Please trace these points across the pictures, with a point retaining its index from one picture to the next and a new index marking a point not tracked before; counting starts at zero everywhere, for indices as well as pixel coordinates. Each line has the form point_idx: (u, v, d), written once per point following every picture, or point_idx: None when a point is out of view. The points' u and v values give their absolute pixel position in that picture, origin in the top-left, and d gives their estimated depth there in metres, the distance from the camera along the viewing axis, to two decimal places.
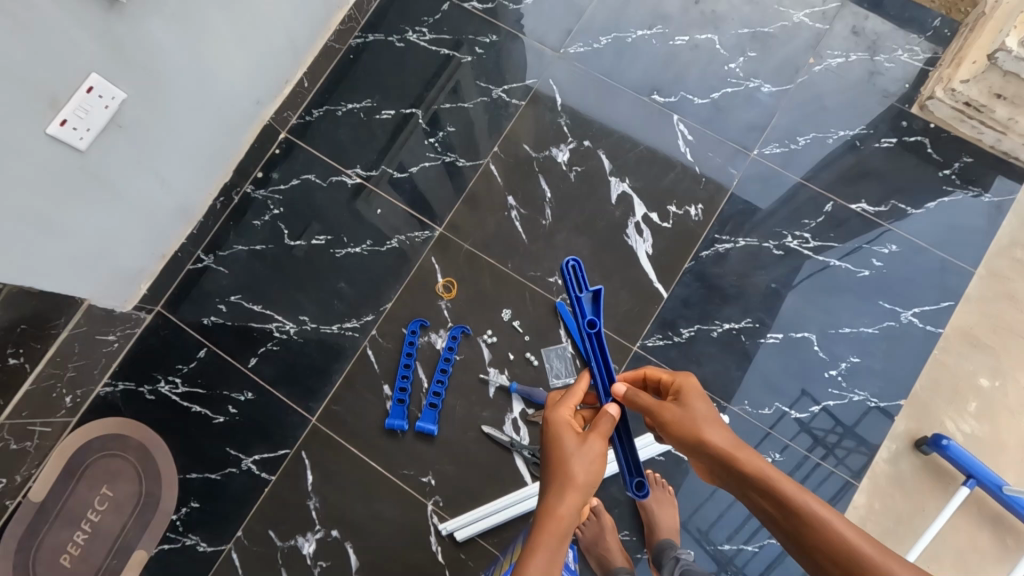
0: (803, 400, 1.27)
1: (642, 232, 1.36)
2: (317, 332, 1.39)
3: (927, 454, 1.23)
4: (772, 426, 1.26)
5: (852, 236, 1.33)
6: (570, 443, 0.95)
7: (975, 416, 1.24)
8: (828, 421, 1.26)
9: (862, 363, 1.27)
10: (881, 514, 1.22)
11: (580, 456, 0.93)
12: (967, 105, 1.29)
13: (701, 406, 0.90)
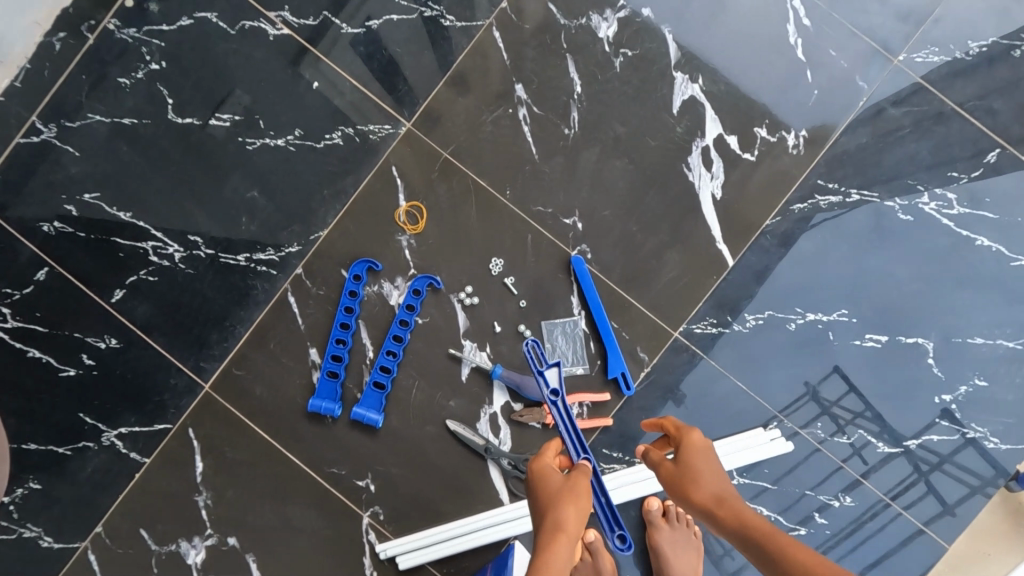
0: (832, 379, 0.90)
1: (710, 164, 0.91)
2: (214, 262, 0.95)
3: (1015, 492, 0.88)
4: (847, 460, 0.90)
5: (1016, 205, 0.90)
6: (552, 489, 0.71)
7: None
8: (857, 405, 0.90)
9: (991, 387, 0.89)
10: (931, 554, 0.88)
11: (566, 506, 0.69)
12: None
13: (705, 462, 0.71)
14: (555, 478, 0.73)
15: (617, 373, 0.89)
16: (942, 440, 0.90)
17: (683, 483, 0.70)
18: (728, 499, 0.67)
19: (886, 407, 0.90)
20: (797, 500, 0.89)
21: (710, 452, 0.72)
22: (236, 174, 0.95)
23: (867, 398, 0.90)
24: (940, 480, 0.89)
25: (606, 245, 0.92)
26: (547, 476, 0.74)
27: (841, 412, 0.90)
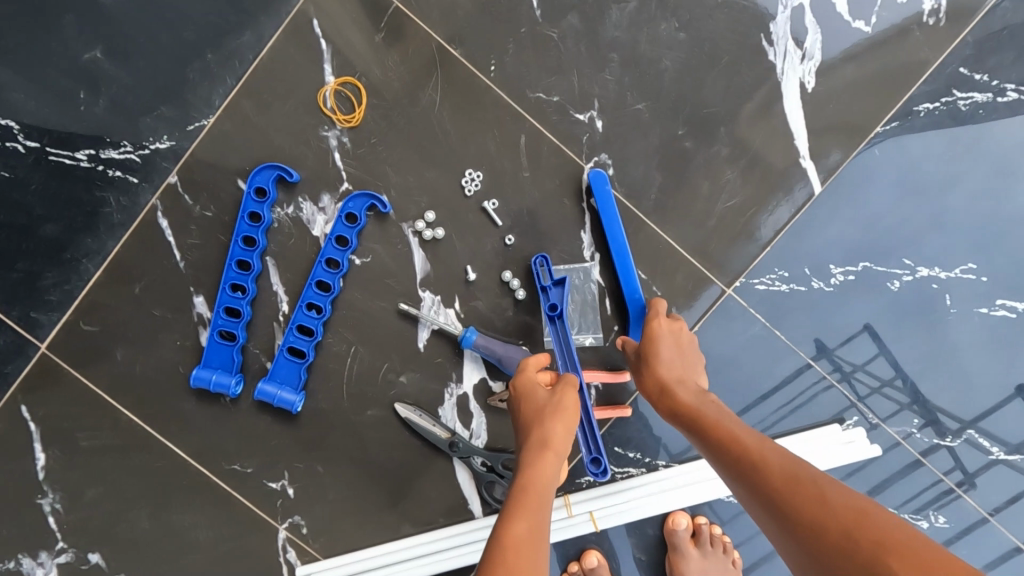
0: (860, 338, 0.63)
1: (801, 36, 0.60)
2: (41, 160, 0.62)
3: None
4: (952, 476, 0.64)
5: None
6: (536, 398, 0.51)
7: None
8: (886, 370, 0.64)
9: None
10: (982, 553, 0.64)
11: (555, 412, 0.49)
12: None
13: (666, 346, 0.55)
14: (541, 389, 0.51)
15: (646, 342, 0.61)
16: (1012, 425, 0.64)
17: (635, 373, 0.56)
18: (676, 382, 0.52)
19: (919, 369, 0.64)
20: None
21: (677, 335, 0.56)
22: (71, 23, 0.61)
23: (898, 361, 0.64)
24: (1008, 473, 0.64)
25: (637, 157, 0.62)
26: (530, 384, 0.52)
27: (864, 380, 0.64)
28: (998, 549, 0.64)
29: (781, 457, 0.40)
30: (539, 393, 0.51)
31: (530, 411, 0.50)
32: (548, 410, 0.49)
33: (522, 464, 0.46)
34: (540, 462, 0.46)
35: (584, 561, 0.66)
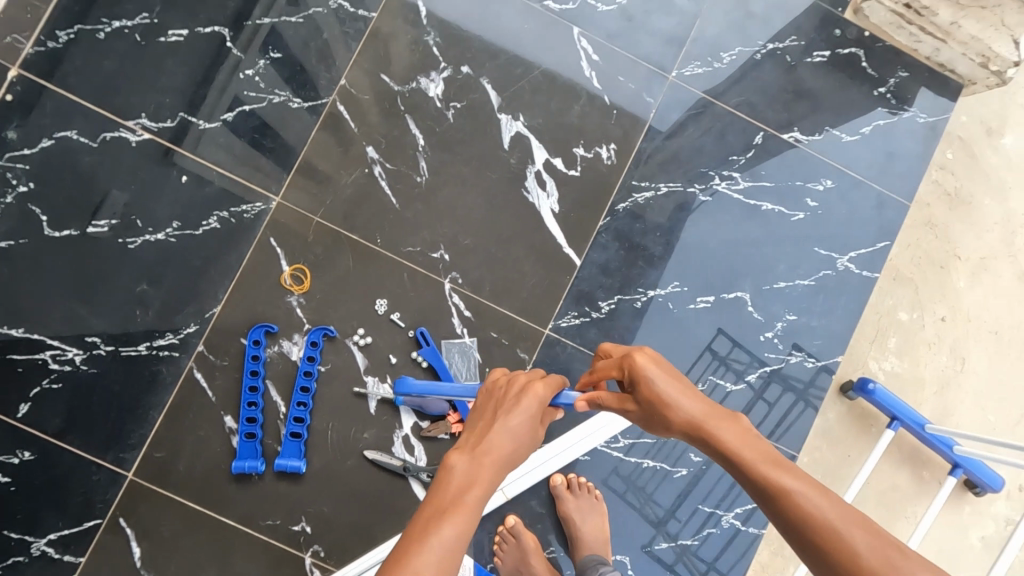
0: (720, 338, 1.09)
1: (544, 184, 1.08)
2: (116, 357, 1.00)
3: (852, 398, 1.10)
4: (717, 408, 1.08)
5: (785, 172, 1.12)
6: (516, 423, 0.75)
7: (896, 352, 1.13)
8: (743, 356, 1.09)
9: (910, 321, 1.13)
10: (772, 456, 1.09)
11: (517, 439, 0.75)
12: (907, 7, 1.08)
13: (682, 396, 0.76)
14: (517, 419, 0.75)
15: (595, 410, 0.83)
16: (747, 364, 1.09)
17: (657, 410, 0.76)
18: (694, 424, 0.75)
19: (762, 352, 1.10)
20: (674, 448, 1.09)
21: (681, 383, 0.77)
22: (123, 272, 1.02)
23: (749, 348, 1.09)
24: (740, 396, 1.08)
25: (473, 269, 1.06)
26: (520, 407, 0.76)
27: (735, 362, 1.09)
28: None
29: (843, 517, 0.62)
30: (520, 420, 0.75)
31: (502, 428, 0.74)
32: (518, 436, 0.75)
33: (477, 462, 0.71)
34: (494, 466, 0.71)
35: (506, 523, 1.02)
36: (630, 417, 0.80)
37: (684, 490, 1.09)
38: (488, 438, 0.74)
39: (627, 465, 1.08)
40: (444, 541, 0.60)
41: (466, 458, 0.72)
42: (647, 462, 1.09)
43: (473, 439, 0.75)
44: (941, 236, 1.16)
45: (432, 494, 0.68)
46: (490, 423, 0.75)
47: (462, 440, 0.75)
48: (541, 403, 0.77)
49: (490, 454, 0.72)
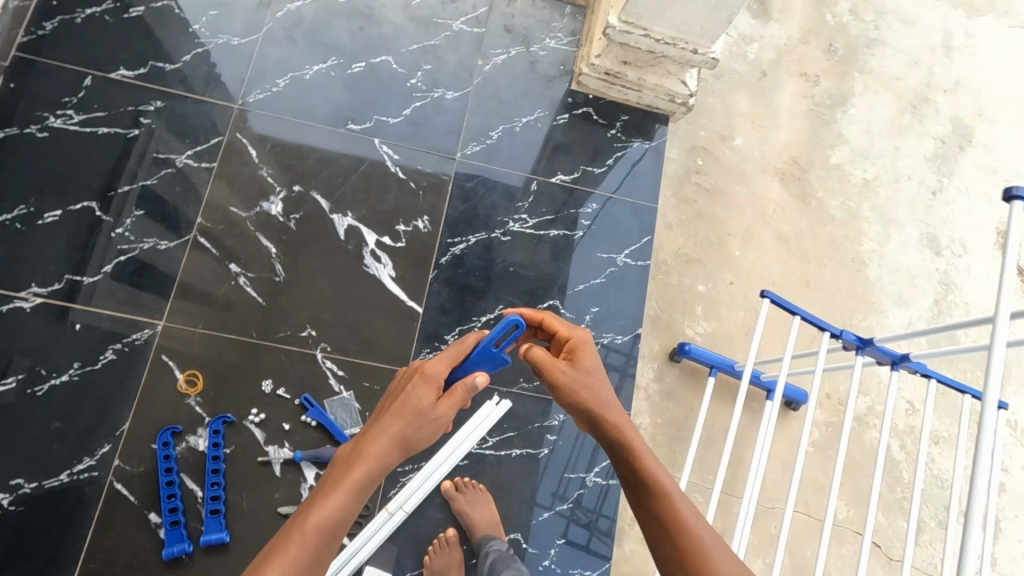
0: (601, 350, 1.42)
1: (379, 258, 1.38)
2: (41, 490, 1.16)
3: (679, 360, 1.44)
4: None
5: (560, 205, 1.48)
6: (416, 399, 0.86)
7: (704, 317, 1.50)
8: (620, 358, 1.42)
9: (706, 291, 1.51)
10: None
11: (421, 414, 0.85)
12: (607, 74, 1.50)
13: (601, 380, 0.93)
14: (420, 401, 0.86)
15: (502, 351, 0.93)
16: None
17: (582, 383, 0.92)
18: (610, 402, 0.91)
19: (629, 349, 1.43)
20: (535, 434, 1.36)
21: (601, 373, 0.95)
22: (35, 416, 1.19)
23: (623, 350, 1.43)
24: None
25: (339, 336, 1.32)
26: (420, 385, 0.88)
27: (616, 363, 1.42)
28: None
29: (704, 529, 0.77)
30: (421, 399, 0.86)
31: (407, 408, 0.85)
32: (418, 411, 0.85)
33: (369, 442, 0.81)
34: (385, 444, 0.81)
35: (444, 533, 1.24)
36: (557, 374, 0.93)
37: (552, 464, 1.35)
38: (386, 419, 0.84)
39: (500, 458, 1.33)
40: (308, 530, 0.71)
41: (367, 440, 0.82)
42: (517, 450, 1.35)
43: (380, 417, 0.85)
44: (688, 223, 1.55)
45: (327, 477, 0.80)
46: (393, 406, 0.86)
47: (366, 424, 0.86)
48: (438, 380, 0.89)
49: (386, 434, 0.82)
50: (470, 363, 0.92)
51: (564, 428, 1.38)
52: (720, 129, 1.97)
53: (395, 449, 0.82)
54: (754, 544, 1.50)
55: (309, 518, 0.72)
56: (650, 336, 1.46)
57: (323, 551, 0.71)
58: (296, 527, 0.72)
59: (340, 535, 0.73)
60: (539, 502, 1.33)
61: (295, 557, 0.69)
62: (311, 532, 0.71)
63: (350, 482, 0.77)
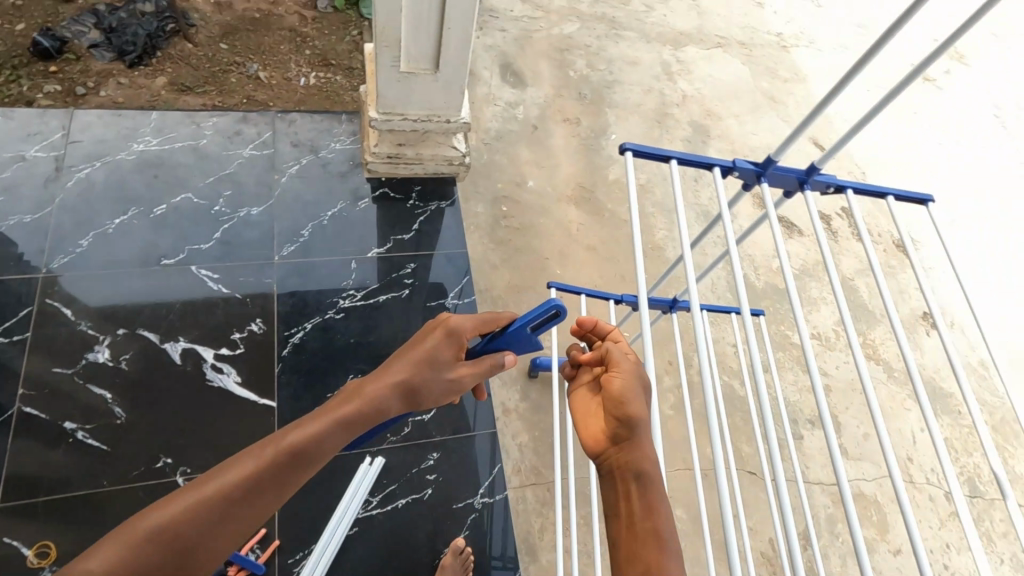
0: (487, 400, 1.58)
1: (222, 369, 1.44)
2: None
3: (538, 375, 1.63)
4: (428, 435, 1.50)
5: (383, 273, 1.66)
6: (437, 349, 0.85)
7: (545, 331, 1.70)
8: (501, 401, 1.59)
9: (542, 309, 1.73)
10: (483, 440, 1.53)
11: (435, 367, 0.85)
12: (389, 158, 1.75)
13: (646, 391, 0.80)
14: (441, 355, 0.85)
15: (534, 333, 0.89)
16: None
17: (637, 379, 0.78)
18: (648, 426, 0.76)
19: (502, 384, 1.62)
20: (414, 479, 1.45)
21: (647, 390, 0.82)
22: None
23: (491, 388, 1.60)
24: (437, 419, 1.53)
25: (196, 455, 1.34)
26: (446, 338, 0.86)
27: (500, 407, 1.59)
28: (469, 441, 1.52)
29: None
30: (440, 352, 0.85)
31: (428, 351, 0.85)
32: (434, 363, 0.84)
33: (380, 374, 0.82)
34: (388, 385, 0.80)
35: None
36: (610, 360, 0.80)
37: (438, 501, 1.44)
38: (407, 358, 0.84)
39: (388, 514, 1.40)
40: (284, 443, 0.70)
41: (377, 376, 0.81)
42: (402, 500, 1.42)
43: (403, 351, 0.86)
44: (499, 257, 1.79)
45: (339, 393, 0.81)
46: (419, 347, 0.85)
47: (387, 360, 0.85)
48: (461, 340, 0.87)
49: (395, 376, 0.81)
50: (503, 334, 0.90)
51: (440, 464, 1.48)
52: (514, 178, 2.29)
53: (396, 392, 0.81)
54: None
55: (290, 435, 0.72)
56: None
57: (290, 471, 0.69)
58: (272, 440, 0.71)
59: (312, 464, 0.72)
60: (435, 541, 1.39)
61: (260, 469, 0.68)
62: (284, 449, 0.70)
63: (341, 413, 0.76)
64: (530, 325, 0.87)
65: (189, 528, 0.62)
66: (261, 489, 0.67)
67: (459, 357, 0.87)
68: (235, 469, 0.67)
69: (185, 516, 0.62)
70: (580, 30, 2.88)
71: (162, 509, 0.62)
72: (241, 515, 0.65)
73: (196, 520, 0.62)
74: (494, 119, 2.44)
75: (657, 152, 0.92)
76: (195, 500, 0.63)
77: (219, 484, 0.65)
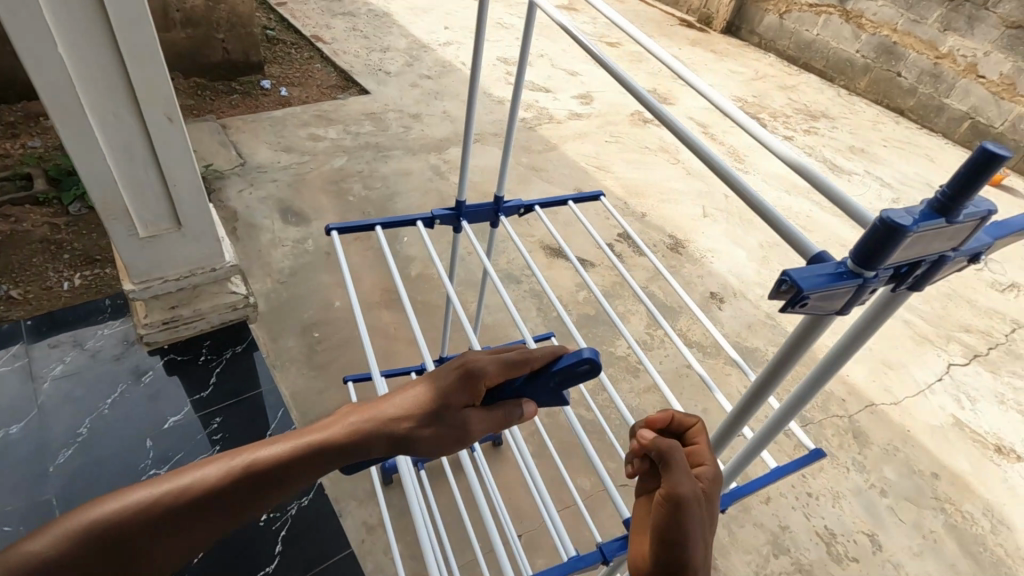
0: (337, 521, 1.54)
1: None
2: None
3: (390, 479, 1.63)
4: None
5: (187, 437, 1.58)
6: (453, 388, 0.69)
7: None
8: (350, 517, 1.55)
9: None
10: (341, 561, 1.46)
11: (445, 405, 0.68)
12: (165, 323, 1.70)
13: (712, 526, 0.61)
14: (452, 393, 0.69)
15: (571, 377, 0.69)
16: (267, 545, 1.46)
17: (703, 521, 0.59)
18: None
19: (345, 500, 1.58)
20: None
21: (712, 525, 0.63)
22: None
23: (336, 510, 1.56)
24: (285, 563, 1.44)
25: None
26: (472, 368, 0.69)
27: (351, 522, 1.54)
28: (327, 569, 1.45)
29: None
30: (453, 385, 0.69)
31: (441, 384, 0.69)
32: (437, 412, 0.68)
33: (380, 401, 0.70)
34: (380, 419, 0.67)
35: None
36: (684, 490, 0.59)
37: None
38: (422, 387, 0.70)
39: None
40: (252, 456, 0.62)
41: (375, 408, 0.69)
42: None
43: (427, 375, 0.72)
44: (313, 380, 1.78)
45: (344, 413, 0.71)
46: (439, 375, 0.71)
47: (395, 390, 0.71)
48: (487, 376, 0.69)
49: (384, 418, 0.67)
50: (536, 376, 0.71)
51: None
52: None
53: (383, 437, 0.67)
54: (545, 562, 1.59)
55: (267, 452, 0.63)
56: (326, 476, 1.61)
57: (246, 489, 0.61)
58: (253, 449, 0.64)
59: (283, 488, 0.63)
60: None
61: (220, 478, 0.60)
62: (252, 460, 0.62)
63: (325, 438, 0.65)
64: (561, 370, 0.69)
65: (134, 530, 0.57)
66: (216, 507, 0.60)
67: (477, 400, 0.69)
68: (202, 474, 0.61)
69: (127, 519, 0.57)
70: (349, 162, 3.14)
71: (122, 497, 0.58)
72: (189, 526, 0.59)
73: (142, 521, 0.57)
74: (285, 258, 2.49)
75: (361, 224, 1.04)
76: (150, 497, 0.58)
77: (177, 487, 0.59)
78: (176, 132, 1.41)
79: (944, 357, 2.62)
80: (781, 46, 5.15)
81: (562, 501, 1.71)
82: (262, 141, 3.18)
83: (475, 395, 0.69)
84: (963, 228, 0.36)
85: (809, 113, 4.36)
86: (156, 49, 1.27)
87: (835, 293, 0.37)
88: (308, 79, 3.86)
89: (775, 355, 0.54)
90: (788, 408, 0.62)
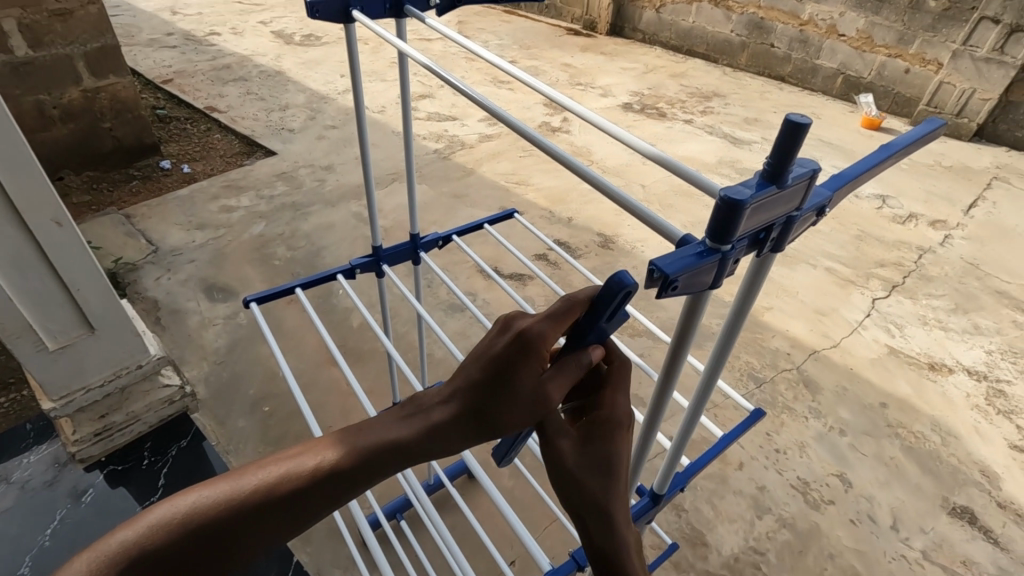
0: None
1: None
2: None
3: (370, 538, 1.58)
4: None
5: None
6: (515, 357, 0.60)
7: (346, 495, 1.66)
8: None
9: None
10: None
11: (511, 377, 0.60)
12: (99, 434, 1.63)
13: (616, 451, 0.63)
14: (517, 363, 0.59)
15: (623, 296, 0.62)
16: None
17: (592, 459, 0.62)
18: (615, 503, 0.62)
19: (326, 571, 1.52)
20: None
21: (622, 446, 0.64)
22: None
23: None
24: None
25: None
26: (534, 333, 0.60)
27: None
28: None
29: None
30: (519, 357, 0.59)
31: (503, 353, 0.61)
32: (502, 386, 0.60)
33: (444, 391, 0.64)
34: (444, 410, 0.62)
35: None
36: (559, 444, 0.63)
37: None
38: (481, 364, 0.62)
39: None
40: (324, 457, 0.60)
41: (445, 394, 0.64)
42: None
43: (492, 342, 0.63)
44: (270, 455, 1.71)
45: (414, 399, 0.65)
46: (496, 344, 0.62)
47: (462, 366, 0.64)
48: (548, 341, 0.60)
49: (447, 405, 0.62)
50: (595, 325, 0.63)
51: None
52: None
53: (453, 421, 0.62)
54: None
55: (342, 453, 0.60)
56: (303, 553, 1.55)
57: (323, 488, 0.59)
58: (333, 443, 0.61)
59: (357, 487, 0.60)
60: None
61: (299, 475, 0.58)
62: (329, 458, 0.60)
63: (392, 438, 0.61)
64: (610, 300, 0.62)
65: (229, 522, 0.55)
66: (303, 502, 0.58)
67: (544, 361, 0.60)
68: (288, 466, 0.59)
69: (218, 511, 0.55)
70: (269, 226, 3.07)
71: (216, 484, 0.57)
72: (284, 520, 0.57)
73: (238, 513, 0.56)
74: (218, 337, 2.39)
75: (280, 288, 1.02)
76: (241, 488, 0.57)
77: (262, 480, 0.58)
78: (68, 235, 1.35)
79: (868, 294, 2.80)
80: (665, 37, 5.45)
81: (546, 516, 1.71)
82: (172, 223, 3.06)
83: (542, 362, 0.60)
84: (795, 189, 0.41)
85: (701, 95, 4.61)
86: (28, 153, 1.21)
87: (703, 269, 0.41)
88: (210, 151, 3.76)
89: (684, 314, 0.57)
90: (712, 366, 0.65)
